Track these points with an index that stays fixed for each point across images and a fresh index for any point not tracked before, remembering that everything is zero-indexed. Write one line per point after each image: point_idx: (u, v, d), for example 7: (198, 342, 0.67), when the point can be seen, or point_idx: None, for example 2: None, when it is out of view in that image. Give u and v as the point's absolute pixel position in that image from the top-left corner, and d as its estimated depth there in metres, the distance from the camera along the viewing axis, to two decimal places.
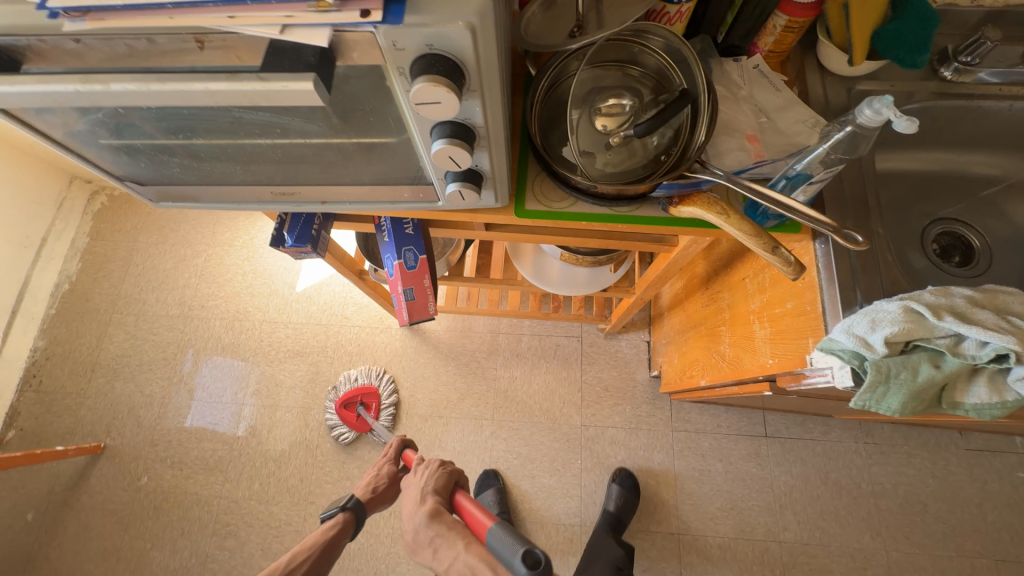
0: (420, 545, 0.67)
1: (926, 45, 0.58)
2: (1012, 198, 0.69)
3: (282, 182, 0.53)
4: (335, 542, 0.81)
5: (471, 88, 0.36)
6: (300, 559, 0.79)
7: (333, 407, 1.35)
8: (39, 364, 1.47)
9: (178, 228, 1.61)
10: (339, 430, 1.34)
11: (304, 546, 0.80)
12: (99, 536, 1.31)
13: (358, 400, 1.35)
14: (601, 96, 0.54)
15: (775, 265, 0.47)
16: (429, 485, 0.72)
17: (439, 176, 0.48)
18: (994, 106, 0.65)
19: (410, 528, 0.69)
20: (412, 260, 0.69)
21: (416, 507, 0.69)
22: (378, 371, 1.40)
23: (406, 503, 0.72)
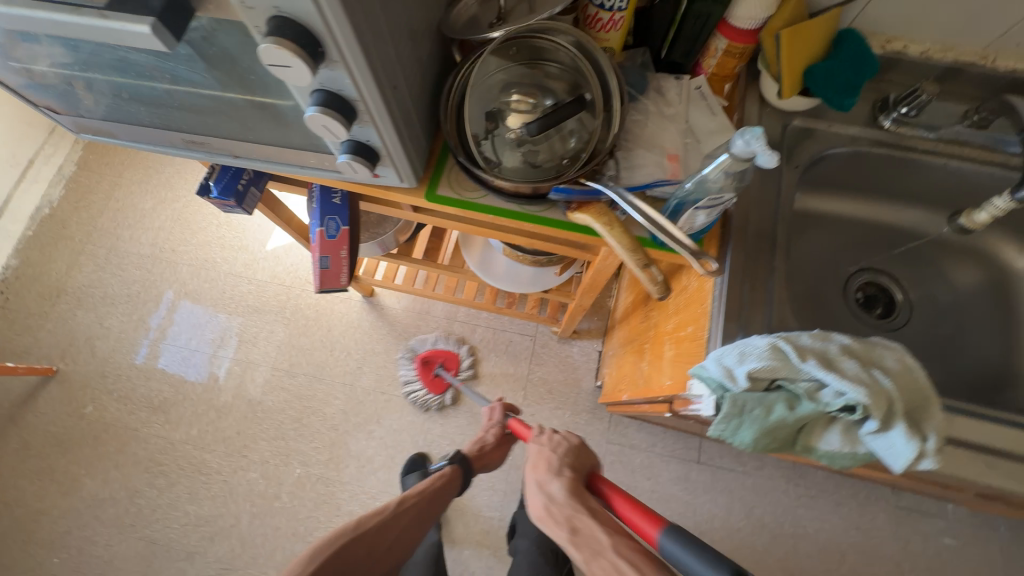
0: (550, 515, 0.60)
1: (855, 89, 0.60)
2: (942, 258, 0.72)
3: (190, 131, 0.54)
4: (445, 488, 0.86)
5: (332, 57, 0.36)
6: (408, 504, 0.80)
7: (411, 362, 1.37)
8: (9, 282, 1.50)
9: (163, 170, 1.64)
10: (412, 387, 1.35)
11: (412, 493, 0.82)
12: (38, 456, 1.34)
13: (438, 360, 1.37)
14: (513, 91, 0.54)
15: (644, 280, 0.50)
16: (563, 456, 0.72)
17: (335, 146, 0.49)
18: (930, 161, 0.65)
19: (542, 481, 0.66)
20: (334, 229, 0.69)
21: (552, 475, 0.67)
22: (457, 338, 1.41)
23: (534, 468, 0.69)
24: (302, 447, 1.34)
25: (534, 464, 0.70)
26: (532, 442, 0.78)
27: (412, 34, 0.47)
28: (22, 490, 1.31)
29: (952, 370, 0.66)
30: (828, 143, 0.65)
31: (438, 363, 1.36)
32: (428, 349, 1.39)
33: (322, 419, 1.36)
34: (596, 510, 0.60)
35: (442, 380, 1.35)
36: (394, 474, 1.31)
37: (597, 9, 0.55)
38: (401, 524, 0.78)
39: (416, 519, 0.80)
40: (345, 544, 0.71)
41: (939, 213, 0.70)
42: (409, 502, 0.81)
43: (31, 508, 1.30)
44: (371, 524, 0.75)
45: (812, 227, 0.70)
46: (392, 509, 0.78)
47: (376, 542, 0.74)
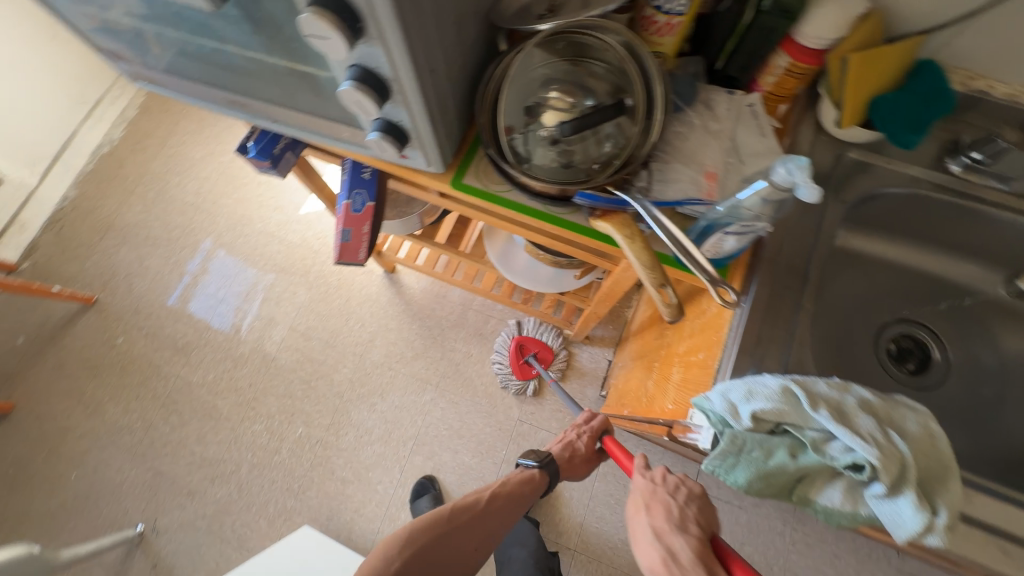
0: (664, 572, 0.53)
1: (925, 125, 0.56)
2: (993, 321, 0.66)
3: (234, 91, 0.55)
4: (528, 495, 0.80)
5: (370, 35, 0.36)
6: (497, 507, 0.76)
7: (507, 341, 1.35)
8: (66, 211, 1.61)
9: (216, 124, 1.70)
10: (500, 362, 1.35)
11: (502, 490, 0.78)
12: (70, 376, 1.44)
13: (533, 349, 1.34)
14: (554, 88, 0.53)
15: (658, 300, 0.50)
16: (686, 511, 0.59)
17: (367, 123, 0.49)
18: (997, 216, 0.60)
19: (658, 533, 0.56)
20: (359, 204, 0.70)
21: (672, 528, 0.56)
22: (556, 331, 1.36)
23: (647, 509, 0.59)
24: (307, 407, 1.38)
25: (641, 505, 0.61)
26: (643, 475, 0.65)
27: (457, 20, 0.46)
28: (53, 405, 1.42)
29: (983, 443, 0.61)
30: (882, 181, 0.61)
31: (532, 351, 1.34)
32: (525, 334, 1.35)
33: (329, 384, 1.40)
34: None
35: (530, 368, 1.33)
36: (389, 449, 1.33)
37: (654, 11, 0.52)
38: (484, 526, 0.75)
39: (501, 522, 0.77)
40: (433, 536, 0.72)
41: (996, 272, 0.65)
42: (497, 504, 0.76)
43: (59, 423, 1.40)
44: (459, 520, 0.73)
45: (851, 267, 0.65)
46: (480, 507, 0.75)
47: (460, 537, 0.74)
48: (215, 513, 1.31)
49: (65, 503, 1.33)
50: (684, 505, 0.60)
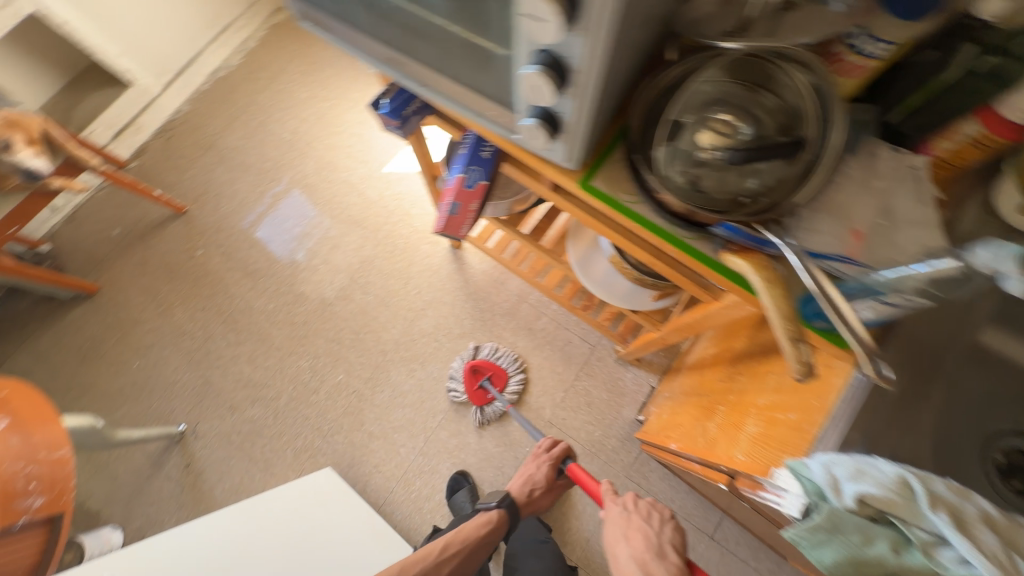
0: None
1: None
2: None
3: (395, 48, 0.56)
4: (487, 531, 0.97)
5: (579, 25, 0.35)
6: (450, 553, 0.90)
7: (462, 366, 1.37)
8: (177, 124, 1.72)
9: (324, 70, 1.77)
10: (455, 387, 1.35)
11: (455, 539, 0.92)
12: (151, 275, 1.56)
13: (486, 373, 1.35)
14: (719, 109, 0.50)
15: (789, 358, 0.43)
16: (660, 533, 0.78)
17: (524, 108, 0.49)
18: None
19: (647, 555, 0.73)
20: (473, 180, 0.71)
21: (655, 552, 0.73)
22: (509, 354, 1.38)
23: (633, 534, 0.77)
24: (350, 356, 1.43)
25: (624, 531, 0.79)
26: (617, 504, 0.85)
27: (645, 21, 0.44)
28: (131, 296, 1.54)
29: None
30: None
31: (486, 374, 1.35)
32: (479, 357, 1.38)
33: (376, 340, 1.44)
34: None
35: (485, 393, 1.34)
36: (418, 417, 1.36)
37: (845, 49, 0.48)
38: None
39: (459, 567, 0.90)
40: None
41: None
42: (448, 551, 0.90)
43: (133, 314, 1.52)
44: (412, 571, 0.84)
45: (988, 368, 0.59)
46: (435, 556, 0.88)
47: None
48: (249, 432, 1.39)
49: (124, 387, 1.44)
50: (657, 526, 0.80)
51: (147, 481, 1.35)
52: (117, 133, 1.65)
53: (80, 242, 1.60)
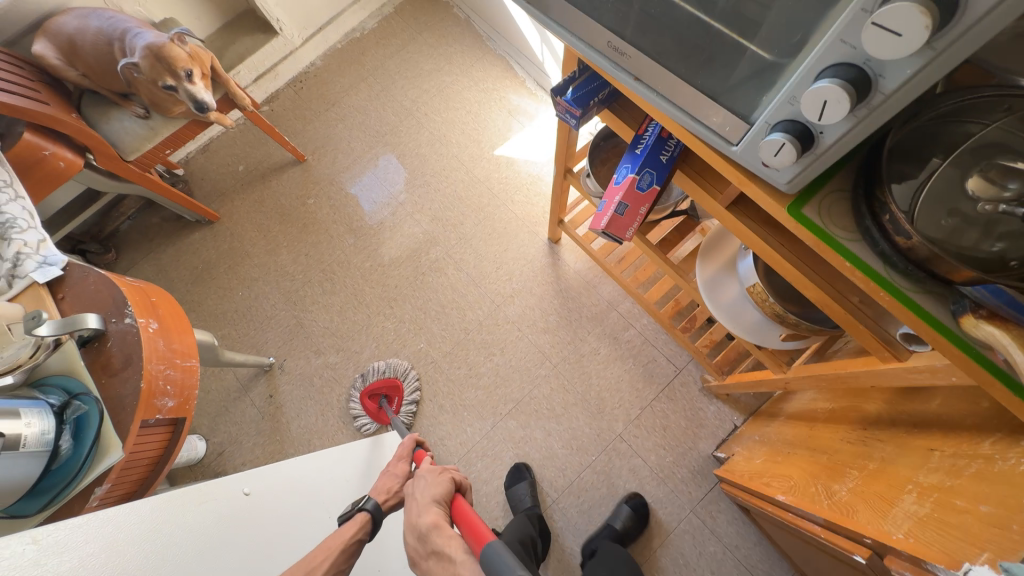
0: (418, 554, 0.61)
1: None
2: None
3: (624, 37, 0.54)
4: (357, 542, 0.66)
5: (930, 44, 0.32)
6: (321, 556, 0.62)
7: (357, 395, 1.38)
8: (310, 76, 1.81)
9: (451, 45, 1.79)
10: (359, 420, 1.37)
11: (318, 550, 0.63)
12: (265, 214, 1.66)
13: (381, 392, 1.38)
14: (994, 158, 0.44)
15: None
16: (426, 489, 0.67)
17: (769, 121, 0.45)
18: None
19: (410, 535, 0.63)
20: (646, 183, 0.68)
21: (421, 510, 0.64)
22: (395, 366, 1.40)
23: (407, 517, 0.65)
24: (434, 327, 1.46)
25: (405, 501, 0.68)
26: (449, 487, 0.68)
27: None
28: (245, 230, 1.64)
29: None
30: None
31: (381, 394, 1.37)
32: (370, 380, 1.40)
33: (459, 317, 1.46)
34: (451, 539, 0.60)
35: (385, 413, 1.35)
36: (489, 401, 1.37)
37: None
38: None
39: None
40: None
41: None
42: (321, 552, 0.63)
43: (244, 247, 1.62)
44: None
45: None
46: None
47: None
48: (329, 378, 1.45)
49: (226, 312, 1.55)
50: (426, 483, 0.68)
51: (233, 401, 1.46)
52: (256, 78, 1.75)
53: (209, 173, 1.73)
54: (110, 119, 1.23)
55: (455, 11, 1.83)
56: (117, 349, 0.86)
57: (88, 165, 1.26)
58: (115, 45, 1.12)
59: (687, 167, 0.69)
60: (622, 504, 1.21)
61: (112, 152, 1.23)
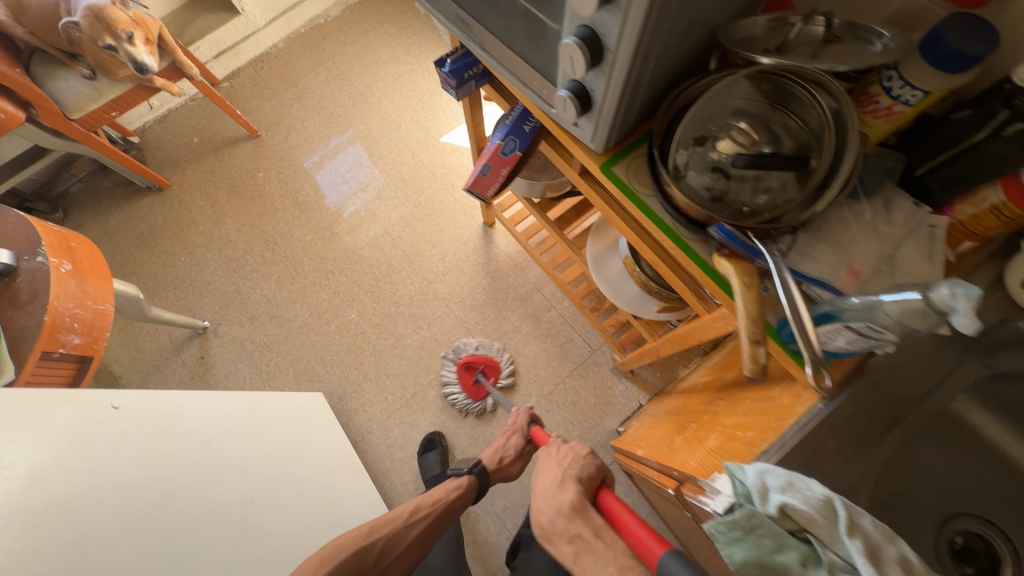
0: (553, 534, 0.59)
1: None
2: None
3: (466, 10, 0.62)
4: (456, 502, 0.85)
5: (616, 5, 0.41)
6: (420, 517, 0.80)
7: (453, 366, 1.39)
8: (272, 57, 1.87)
9: (411, 37, 1.87)
10: (454, 392, 1.38)
11: (427, 504, 0.82)
12: (214, 184, 1.70)
13: (479, 366, 1.38)
14: (740, 121, 0.53)
15: (744, 356, 0.47)
16: (569, 467, 0.67)
17: (561, 81, 0.54)
18: None
19: (549, 511, 0.61)
20: (508, 149, 0.77)
21: (556, 489, 0.63)
22: (492, 344, 1.42)
23: (542, 489, 0.64)
24: (367, 300, 1.52)
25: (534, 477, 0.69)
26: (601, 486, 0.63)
27: (687, 27, 0.47)
28: (193, 199, 1.69)
29: None
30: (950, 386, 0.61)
31: (479, 368, 1.38)
32: (465, 355, 1.40)
33: (392, 292, 1.52)
34: (600, 531, 0.56)
35: (481, 387, 1.37)
36: (413, 371, 1.43)
37: (881, 91, 0.50)
38: (405, 540, 0.77)
39: (428, 534, 0.81)
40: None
41: None
42: (420, 515, 0.81)
43: (191, 215, 1.67)
44: (380, 535, 0.75)
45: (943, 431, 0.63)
46: (404, 520, 0.79)
47: (384, 553, 0.75)
48: (261, 343, 1.50)
49: (167, 276, 1.59)
50: (566, 463, 0.68)
51: (165, 361, 1.49)
52: (218, 54, 1.81)
53: (164, 142, 1.77)
54: (56, 77, 1.27)
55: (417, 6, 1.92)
56: (25, 285, 0.90)
57: (30, 120, 1.30)
58: (61, 6, 1.18)
59: (550, 138, 0.77)
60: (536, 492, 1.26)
61: (54, 108, 1.28)
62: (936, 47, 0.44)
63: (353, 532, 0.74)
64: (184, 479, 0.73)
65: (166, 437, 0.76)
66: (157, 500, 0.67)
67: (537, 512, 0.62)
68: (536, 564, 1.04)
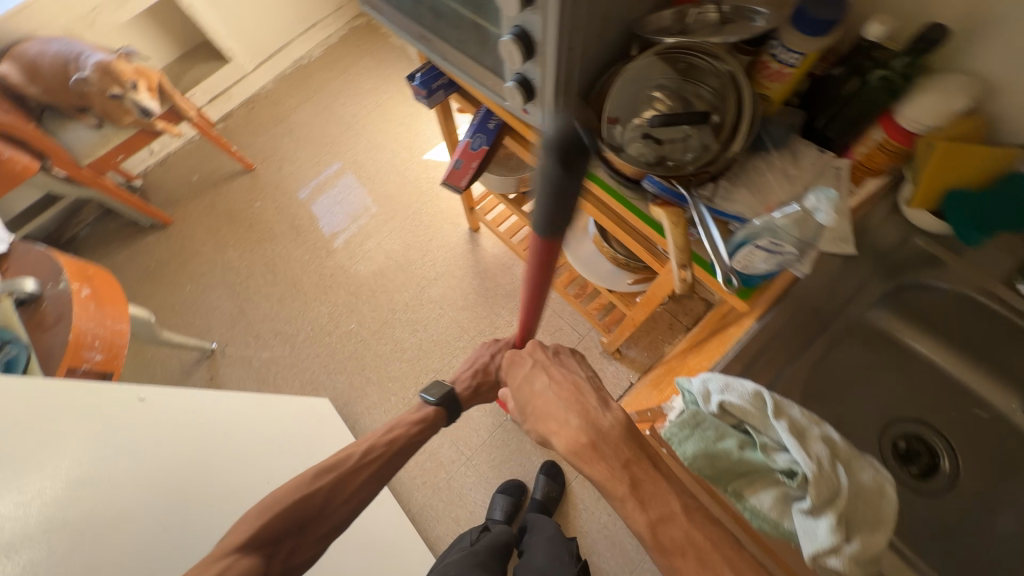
0: (603, 462, 0.60)
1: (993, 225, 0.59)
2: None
3: (427, 27, 0.73)
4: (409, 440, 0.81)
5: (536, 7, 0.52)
6: (372, 456, 0.77)
7: None
8: (261, 98, 2.02)
9: (388, 68, 2.02)
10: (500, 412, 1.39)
11: (381, 443, 0.79)
12: (214, 216, 1.81)
13: None
14: (659, 93, 0.62)
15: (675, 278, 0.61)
16: (581, 387, 0.74)
17: (509, 74, 0.64)
18: None
19: (588, 434, 0.64)
20: (477, 145, 0.87)
21: (599, 415, 0.67)
22: None
23: (575, 418, 0.68)
24: (364, 309, 1.60)
25: (530, 400, 0.76)
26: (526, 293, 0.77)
27: (603, 20, 0.58)
28: (195, 232, 1.79)
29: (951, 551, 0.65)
30: (865, 295, 0.70)
31: None
32: None
33: (388, 299, 1.61)
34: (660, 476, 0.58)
35: None
36: (413, 372, 1.50)
37: (770, 58, 0.59)
38: (355, 483, 0.74)
39: (376, 474, 0.77)
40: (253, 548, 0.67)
41: (1005, 392, 0.69)
42: (373, 455, 0.78)
43: (194, 247, 1.77)
44: (324, 481, 0.72)
45: (873, 347, 0.72)
46: (350, 465, 0.75)
47: (328, 499, 0.72)
48: (266, 360, 1.57)
49: (174, 304, 1.68)
50: (573, 381, 0.76)
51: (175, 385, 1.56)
52: (211, 99, 1.96)
53: (165, 182, 1.89)
54: (66, 128, 1.39)
55: (393, 40, 2.08)
56: (51, 308, 0.99)
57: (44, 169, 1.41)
58: (70, 64, 1.31)
59: (513, 132, 0.88)
60: (538, 474, 1.32)
61: (66, 157, 1.38)
62: (802, 17, 0.55)
63: (294, 480, 0.71)
64: (210, 458, 0.80)
65: (192, 424, 0.83)
66: (187, 472, 0.75)
67: (564, 435, 0.67)
68: (539, 547, 1.09)
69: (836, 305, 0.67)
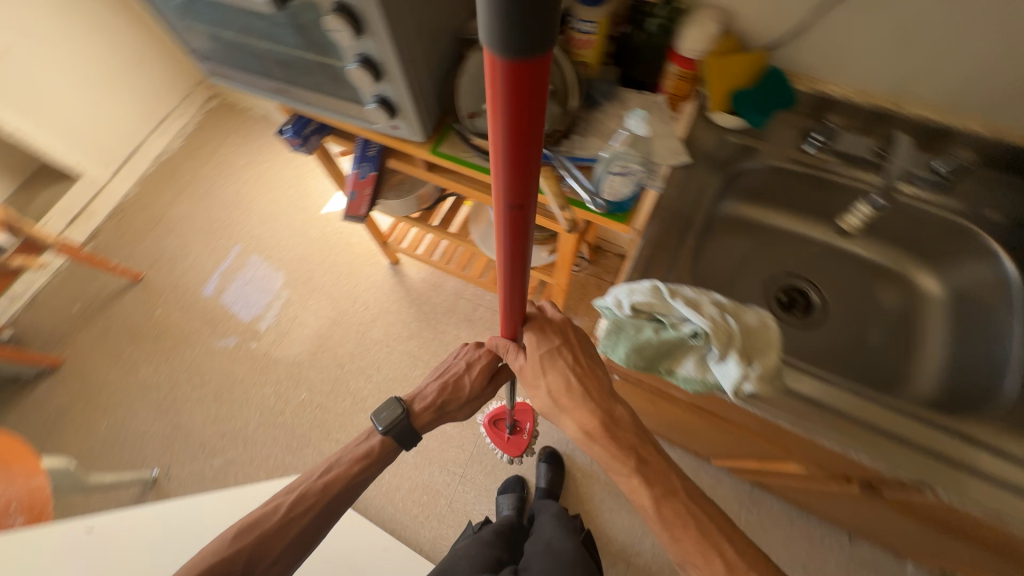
0: (613, 450, 0.62)
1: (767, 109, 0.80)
2: (880, 283, 0.85)
3: (281, 80, 0.79)
4: (347, 470, 0.75)
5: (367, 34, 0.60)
6: (303, 505, 0.71)
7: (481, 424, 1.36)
8: (128, 205, 1.89)
9: (258, 139, 2.01)
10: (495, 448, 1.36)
11: (317, 482, 0.73)
12: (112, 340, 1.65)
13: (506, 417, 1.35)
14: None
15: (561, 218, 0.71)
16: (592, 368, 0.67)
17: (368, 98, 0.72)
18: (842, 182, 0.80)
19: (599, 421, 0.63)
20: (365, 172, 0.93)
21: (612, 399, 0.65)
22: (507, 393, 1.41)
23: (588, 398, 0.64)
24: (311, 375, 1.55)
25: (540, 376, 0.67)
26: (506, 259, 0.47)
27: (432, 31, 0.67)
28: (95, 363, 1.62)
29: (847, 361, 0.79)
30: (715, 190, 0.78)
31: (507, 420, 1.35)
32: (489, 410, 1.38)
33: (332, 356, 1.58)
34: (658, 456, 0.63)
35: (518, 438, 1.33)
36: None
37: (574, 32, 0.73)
38: (285, 536, 0.69)
39: (309, 520, 0.70)
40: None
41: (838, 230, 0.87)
42: (305, 504, 0.71)
43: (98, 380, 1.59)
44: (248, 540, 0.67)
45: (740, 231, 0.86)
46: (280, 516, 0.70)
47: (255, 562, 0.66)
48: (221, 465, 1.45)
49: (93, 448, 1.50)
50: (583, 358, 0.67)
51: None
52: (70, 221, 1.79)
53: (41, 324, 1.69)
54: None
55: (254, 112, 2.07)
56: None
57: None
58: None
59: (394, 153, 0.95)
60: (539, 462, 1.36)
61: None
62: None
63: (215, 540, 0.67)
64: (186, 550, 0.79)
65: (158, 535, 0.80)
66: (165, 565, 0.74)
67: (575, 416, 0.64)
68: (546, 523, 1.11)
69: (692, 203, 0.76)
